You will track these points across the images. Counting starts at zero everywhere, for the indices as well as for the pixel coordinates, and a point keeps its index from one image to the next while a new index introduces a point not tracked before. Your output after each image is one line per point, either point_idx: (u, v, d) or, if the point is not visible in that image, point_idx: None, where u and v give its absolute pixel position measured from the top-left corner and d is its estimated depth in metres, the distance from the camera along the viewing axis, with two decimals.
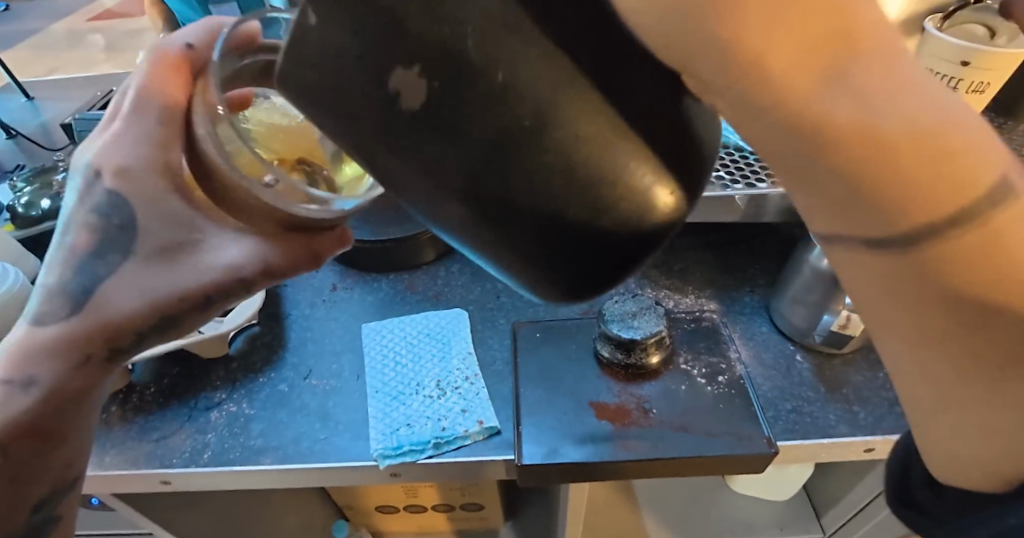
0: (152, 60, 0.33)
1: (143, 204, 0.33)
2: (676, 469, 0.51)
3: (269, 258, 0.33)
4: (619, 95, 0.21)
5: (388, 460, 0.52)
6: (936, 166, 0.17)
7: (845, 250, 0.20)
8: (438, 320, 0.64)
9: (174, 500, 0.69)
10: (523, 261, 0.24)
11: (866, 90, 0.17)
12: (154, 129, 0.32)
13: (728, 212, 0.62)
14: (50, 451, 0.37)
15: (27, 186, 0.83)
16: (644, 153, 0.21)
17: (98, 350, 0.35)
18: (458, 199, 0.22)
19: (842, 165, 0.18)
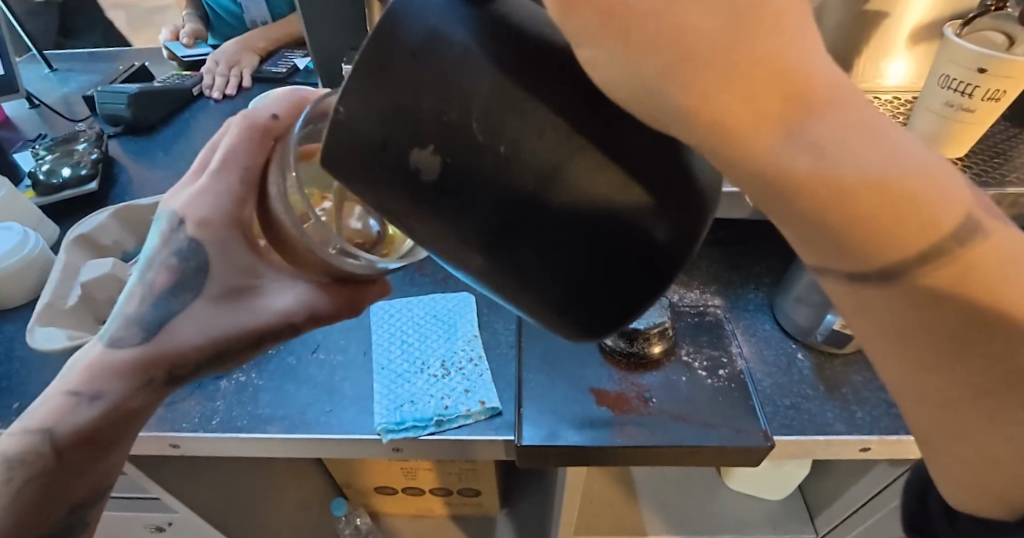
0: (240, 131, 0.34)
1: (216, 252, 0.35)
2: (672, 457, 0.52)
3: (318, 305, 0.37)
4: (615, 151, 0.24)
5: (391, 434, 0.53)
6: (897, 210, 0.21)
7: (834, 281, 0.24)
8: (445, 302, 0.65)
9: (181, 466, 0.71)
10: (538, 298, 0.26)
11: (825, 150, 0.20)
12: (236, 187, 0.35)
13: (737, 209, 0.62)
14: (100, 458, 0.41)
15: (50, 155, 0.85)
16: (649, 207, 0.25)
17: (159, 374, 0.38)
18: (482, 252, 0.25)
19: (817, 214, 0.22)
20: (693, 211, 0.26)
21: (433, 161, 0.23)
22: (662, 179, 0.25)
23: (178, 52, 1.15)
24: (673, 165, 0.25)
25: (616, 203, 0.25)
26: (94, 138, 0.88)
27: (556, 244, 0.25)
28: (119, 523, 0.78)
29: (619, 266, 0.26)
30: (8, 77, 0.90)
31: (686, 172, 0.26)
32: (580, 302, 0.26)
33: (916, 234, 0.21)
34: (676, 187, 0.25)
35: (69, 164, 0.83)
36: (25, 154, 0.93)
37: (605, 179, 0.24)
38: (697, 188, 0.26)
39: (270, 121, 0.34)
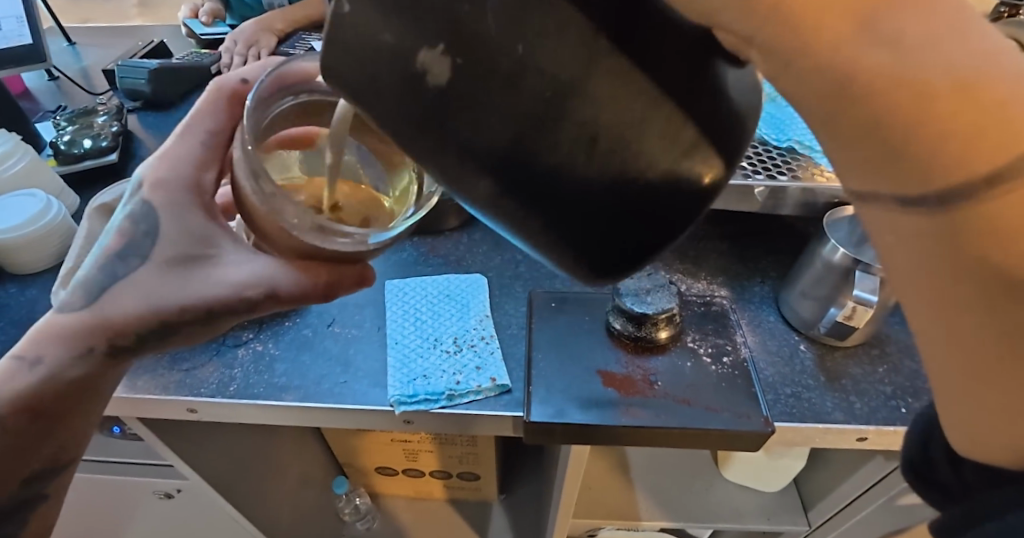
0: (215, 95, 0.43)
1: (166, 213, 0.40)
2: (675, 439, 0.54)
3: (276, 282, 0.38)
4: (652, 65, 0.25)
5: (403, 406, 0.55)
6: (977, 114, 0.21)
7: (880, 205, 0.25)
8: (459, 283, 0.66)
9: (194, 432, 0.73)
10: (550, 235, 0.29)
11: (903, 46, 0.21)
12: (200, 152, 0.42)
13: (745, 203, 0.63)
14: (55, 428, 0.42)
15: (71, 125, 0.87)
16: (682, 127, 0.26)
17: (100, 344, 0.39)
18: (491, 176, 0.27)
19: (885, 116, 0.23)
20: (722, 145, 0.27)
21: (443, 60, 0.26)
22: (690, 92, 0.26)
23: (197, 30, 1.14)
24: (705, 78, 0.26)
25: (644, 126, 0.26)
26: (114, 111, 0.89)
27: (573, 178, 0.27)
28: (128, 488, 0.80)
29: (634, 201, 0.28)
30: (35, 47, 0.92)
31: (717, 90, 0.26)
32: (586, 239, 0.29)
33: (987, 149, 0.21)
34: (703, 107, 0.26)
35: (90, 135, 0.84)
36: (47, 124, 0.94)
37: (638, 99, 0.25)
38: (729, 112, 0.27)
39: (238, 85, 0.43)
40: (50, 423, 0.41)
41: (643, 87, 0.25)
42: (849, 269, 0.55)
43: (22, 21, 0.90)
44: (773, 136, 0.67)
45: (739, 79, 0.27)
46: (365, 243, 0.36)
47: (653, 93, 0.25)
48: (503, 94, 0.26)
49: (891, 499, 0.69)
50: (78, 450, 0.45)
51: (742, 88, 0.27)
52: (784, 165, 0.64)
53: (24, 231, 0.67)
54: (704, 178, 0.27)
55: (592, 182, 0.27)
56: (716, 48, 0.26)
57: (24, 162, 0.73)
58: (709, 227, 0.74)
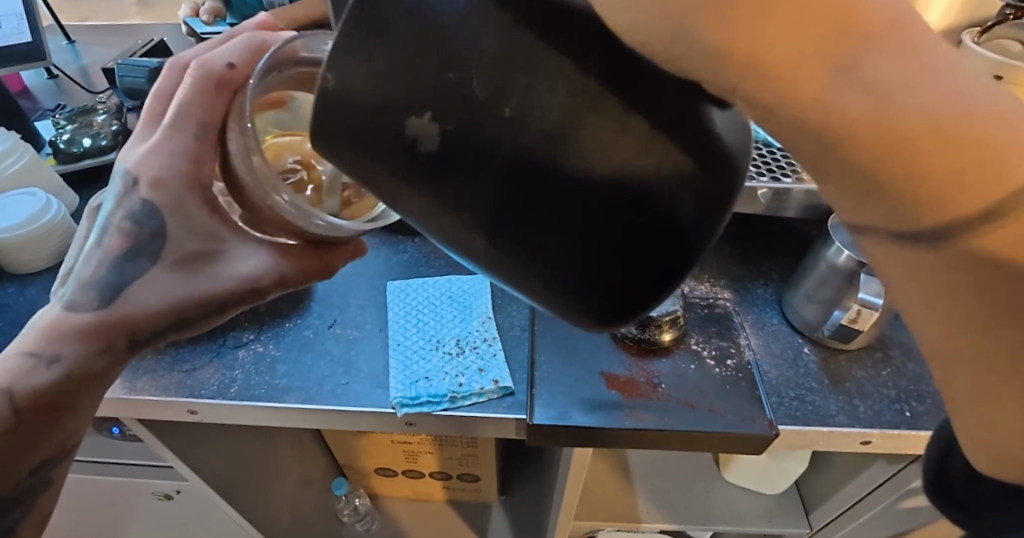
0: (194, 79, 0.35)
1: (170, 213, 0.38)
2: (679, 442, 0.53)
3: (284, 272, 0.39)
4: (645, 107, 0.24)
5: (406, 408, 0.55)
6: (955, 158, 0.21)
7: (872, 239, 0.25)
8: (460, 285, 0.66)
9: (193, 434, 0.72)
10: (547, 286, 0.27)
11: (886, 91, 0.21)
12: (189, 143, 0.37)
13: (749, 206, 0.64)
14: (55, 423, 0.42)
15: (71, 124, 0.86)
16: (676, 171, 0.25)
17: (120, 340, 0.40)
18: (484, 231, 0.25)
19: (865, 160, 0.22)
20: (728, 180, 0.25)
21: (431, 127, 0.24)
22: (682, 130, 0.24)
23: (197, 28, 1.11)
24: (695, 121, 0.24)
25: (635, 171, 0.24)
26: (114, 110, 0.89)
27: (573, 225, 0.25)
28: (127, 489, 0.79)
29: (633, 249, 0.26)
30: (35, 45, 0.91)
31: (709, 133, 0.25)
32: (583, 288, 0.27)
33: (969, 188, 0.21)
34: (697, 145, 0.25)
35: (90, 133, 0.84)
36: (47, 123, 0.94)
37: (630, 140, 0.24)
38: (723, 148, 0.25)
39: (226, 71, 0.36)
40: (62, 414, 0.42)
41: (635, 128, 0.24)
42: (854, 272, 0.55)
43: (22, 18, 0.89)
44: (777, 138, 0.66)
45: (726, 118, 0.26)
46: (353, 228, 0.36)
47: (646, 134, 0.24)
48: (495, 130, 0.23)
49: (894, 502, 0.69)
50: (79, 441, 0.45)
51: (732, 125, 0.26)
52: (788, 168, 0.64)
53: (24, 231, 0.67)
54: (704, 215, 0.26)
55: (591, 229, 0.25)
56: (699, 92, 0.24)
57: (23, 161, 0.72)
58: None
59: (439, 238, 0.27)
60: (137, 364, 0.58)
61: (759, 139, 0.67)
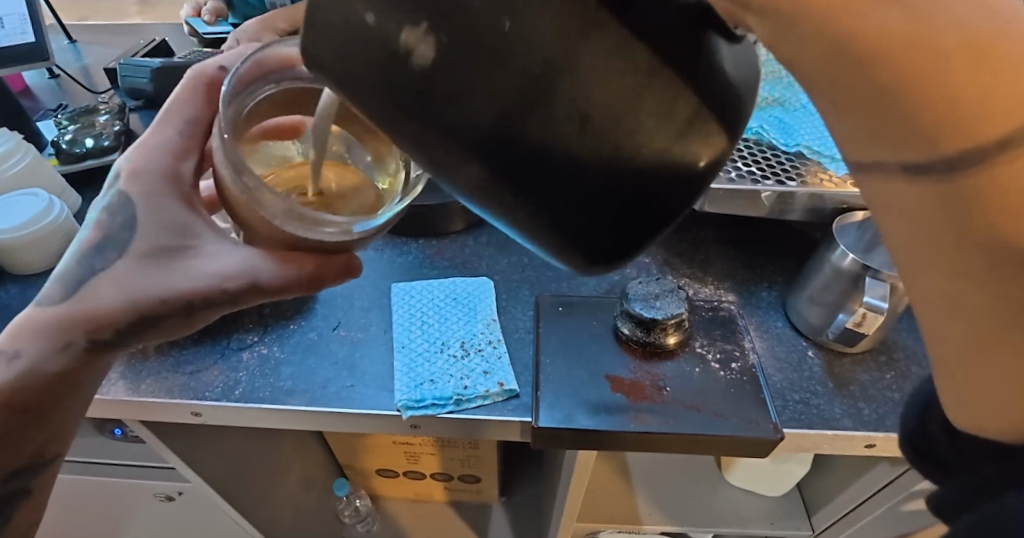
0: (190, 81, 0.42)
1: (144, 204, 0.39)
2: (683, 445, 0.53)
3: (258, 270, 0.38)
4: (659, 41, 0.24)
5: (410, 411, 0.55)
6: (990, 77, 0.21)
7: (879, 173, 0.24)
8: (465, 287, 0.66)
9: (196, 435, 0.72)
10: (544, 225, 0.28)
11: (920, 5, 0.21)
12: (174, 139, 0.41)
13: (751, 208, 0.63)
14: (31, 429, 0.40)
15: (73, 124, 0.85)
16: (676, 112, 0.25)
17: (78, 338, 0.38)
18: (477, 163, 0.26)
19: (891, 83, 0.22)
20: (720, 128, 0.26)
21: (426, 40, 0.24)
22: (689, 64, 0.24)
23: (198, 28, 1.10)
24: (702, 54, 0.25)
25: (639, 108, 0.24)
26: (116, 110, 0.88)
27: (569, 163, 0.25)
28: (129, 491, 0.79)
29: (626, 191, 0.26)
30: (37, 45, 0.91)
31: (712, 65, 0.25)
32: (576, 229, 0.27)
33: (1001, 107, 0.21)
34: (700, 79, 0.25)
35: (93, 133, 0.83)
36: (48, 123, 0.93)
37: (637, 69, 0.24)
38: (727, 86, 0.25)
39: (216, 73, 0.42)
40: (33, 418, 0.39)
41: (644, 56, 0.24)
42: (859, 275, 0.55)
43: (26, 18, 0.89)
44: (782, 141, 0.66)
45: (734, 52, 0.26)
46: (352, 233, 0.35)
47: (650, 63, 0.24)
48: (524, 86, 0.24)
49: (896, 506, 0.69)
50: (66, 442, 0.43)
51: (741, 63, 0.26)
52: (793, 171, 0.64)
53: (28, 231, 0.67)
54: (699, 162, 0.26)
55: (588, 165, 0.25)
56: (709, 19, 0.25)
57: (26, 161, 0.72)
58: (715, 230, 0.74)
59: (453, 188, 0.28)
60: (140, 365, 0.58)
61: (763, 141, 0.67)
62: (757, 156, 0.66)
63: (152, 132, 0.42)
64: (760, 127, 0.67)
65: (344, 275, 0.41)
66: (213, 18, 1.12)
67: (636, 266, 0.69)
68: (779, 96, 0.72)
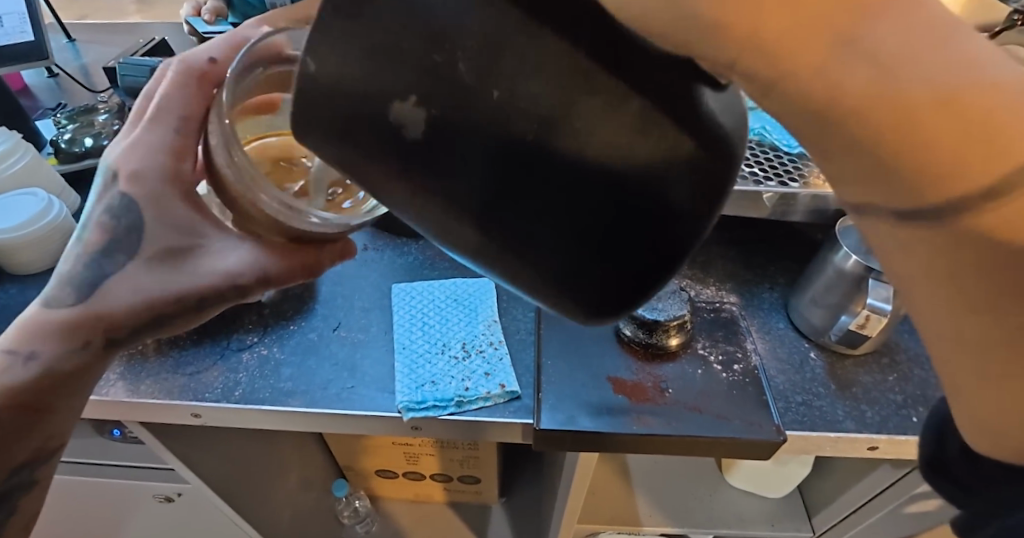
0: (179, 72, 0.39)
1: (149, 206, 0.38)
2: (685, 447, 0.53)
3: (267, 268, 0.38)
4: (636, 85, 0.22)
5: (412, 412, 0.54)
6: (966, 129, 0.19)
7: (876, 217, 0.23)
8: (466, 288, 0.66)
9: (195, 436, 0.72)
10: (538, 273, 0.26)
11: (888, 63, 0.19)
12: (172, 139, 0.39)
13: (755, 209, 0.63)
14: (36, 422, 0.40)
15: (72, 124, 0.84)
16: (665, 159, 0.23)
17: (97, 337, 0.39)
18: (473, 224, 0.25)
19: (866, 138, 0.21)
20: (721, 169, 0.24)
21: (416, 114, 0.23)
22: (673, 110, 0.22)
23: (199, 28, 1.09)
24: (687, 103, 0.23)
25: (627, 159, 0.23)
26: (115, 110, 0.86)
27: (562, 207, 0.24)
28: (128, 493, 0.79)
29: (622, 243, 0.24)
30: (37, 44, 0.90)
31: (700, 114, 0.23)
32: (572, 282, 0.25)
33: (980, 159, 0.20)
34: (693, 126, 0.23)
35: (92, 133, 0.83)
36: (48, 122, 0.93)
37: (625, 114, 0.22)
38: (720, 135, 0.23)
39: (207, 65, 0.40)
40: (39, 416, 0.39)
41: (630, 109, 0.22)
42: (861, 277, 0.55)
43: (25, 17, 0.89)
44: (784, 141, 0.66)
45: (722, 101, 0.24)
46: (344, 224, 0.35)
47: (642, 112, 0.22)
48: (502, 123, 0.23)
49: (899, 507, 0.68)
50: (66, 437, 0.43)
51: (729, 109, 0.24)
52: (796, 172, 0.64)
53: (25, 233, 0.66)
54: (698, 209, 0.24)
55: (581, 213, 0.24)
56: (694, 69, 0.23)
57: (25, 161, 0.72)
58: (717, 231, 0.74)
59: (434, 237, 0.26)
60: (140, 365, 0.58)
61: (766, 143, 0.67)
62: (760, 157, 0.66)
63: (144, 129, 0.39)
64: (762, 128, 0.67)
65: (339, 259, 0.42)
66: (212, 17, 1.11)
67: None
68: None
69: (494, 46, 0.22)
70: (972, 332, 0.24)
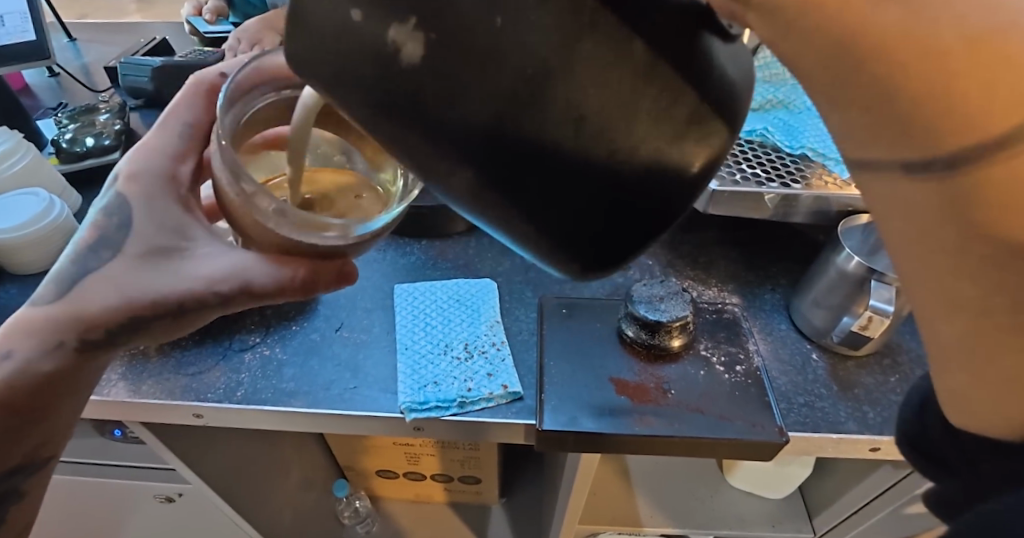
0: (190, 87, 0.42)
1: (140, 205, 0.39)
2: (690, 448, 0.53)
3: (249, 277, 0.37)
4: (653, 36, 0.23)
5: (414, 413, 0.54)
6: (988, 73, 0.20)
7: (884, 175, 0.24)
8: (469, 288, 0.66)
9: (196, 436, 0.72)
10: (543, 223, 0.26)
11: (916, 1, 0.21)
12: (175, 144, 0.41)
13: (756, 211, 0.63)
14: (35, 424, 0.39)
15: (73, 123, 0.84)
16: (671, 106, 0.24)
17: (70, 338, 0.38)
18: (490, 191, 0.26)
19: (887, 79, 0.22)
20: (725, 121, 0.25)
21: (415, 38, 0.23)
22: (683, 58, 0.24)
23: (199, 28, 1.09)
24: (697, 51, 0.24)
25: (636, 108, 0.24)
26: (117, 110, 0.87)
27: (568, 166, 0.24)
28: (129, 492, 0.79)
29: (625, 189, 0.25)
30: (38, 44, 0.90)
31: (708, 61, 0.25)
32: (575, 230, 0.26)
33: (1001, 106, 0.20)
34: (700, 76, 0.24)
35: (93, 133, 0.83)
36: (48, 122, 0.93)
37: (634, 59, 0.23)
38: (724, 82, 0.25)
39: (218, 80, 0.42)
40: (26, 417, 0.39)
41: (638, 55, 0.23)
42: (864, 278, 0.55)
43: (27, 17, 0.89)
44: (786, 142, 0.65)
45: (730, 51, 0.26)
46: (352, 237, 0.34)
47: (648, 61, 0.23)
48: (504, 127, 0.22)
49: (900, 508, 0.69)
50: (59, 445, 0.43)
51: (737, 61, 0.26)
52: (797, 173, 0.64)
53: (25, 232, 0.66)
54: (694, 164, 0.25)
55: (591, 159, 0.24)
56: (703, 20, 0.25)
57: (26, 160, 0.71)
58: (719, 232, 0.74)
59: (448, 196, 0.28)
60: (141, 366, 0.58)
61: (767, 144, 0.67)
62: (762, 158, 0.66)
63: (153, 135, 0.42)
64: (764, 129, 0.67)
65: (336, 283, 0.40)
66: (213, 17, 1.11)
67: (639, 268, 0.69)
68: (783, 99, 0.71)
69: None
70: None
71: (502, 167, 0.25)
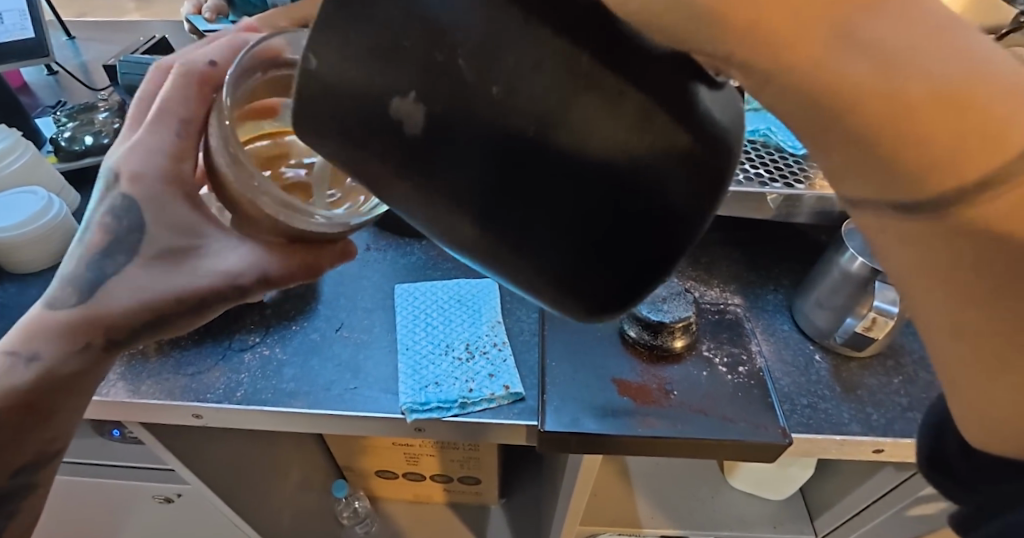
0: (179, 76, 0.38)
1: (151, 210, 0.38)
2: (695, 450, 0.53)
3: (267, 268, 0.38)
4: (636, 79, 0.21)
5: (415, 414, 0.54)
6: (963, 124, 0.19)
7: (872, 213, 0.23)
8: (470, 288, 0.65)
9: (195, 437, 0.72)
10: (535, 272, 0.25)
11: (887, 54, 0.19)
12: (172, 141, 0.38)
13: (760, 211, 0.63)
14: (38, 424, 0.39)
15: (72, 122, 0.84)
16: (662, 155, 0.22)
17: (97, 339, 0.38)
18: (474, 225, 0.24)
19: (865, 130, 0.20)
20: (726, 151, 0.23)
21: (417, 108, 0.22)
22: (673, 102, 0.22)
23: (199, 26, 1.09)
24: (686, 98, 0.22)
25: (626, 158, 0.22)
26: (116, 108, 0.86)
27: (563, 205, 0.23)
28: (128, 493, 0.78)
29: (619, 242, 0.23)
30: (37, 41, 0.90)
31: (699, 110, 0.22)
32: (570, 280, 0.24)
33: (977, 156, 0.19)
34: (694, 123, 0.22)
35: (92, 131, 0.82)
36: (47, 120, 0.93)
37: (619, 111, 0.21)
38: (714, 126, 0.23)
39: (207, 69, 0.38)
40: (38, 418, 0.39)
41: (624, 107, 0.21)
42: (867, 279, 0.55)
43: (25, 14, 0.89)
44: (789, 143, 0.65)
45: (718, 98, 0.24)
46: (344, 225, 0.35)
47: (643, 107, 0.21)
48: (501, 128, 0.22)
49: (902, 510, 0.67)
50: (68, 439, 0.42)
51: (723, 105, 0.24)
52: (801, 174, 0.64)
53: (21, 233, 0.66)
54: (707, 199, 0.23)
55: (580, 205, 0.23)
56: (693, 68, 0.23)
57: (24, 159, 0.71)
58: (721, 233, 0.73)
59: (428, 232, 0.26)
60: (140, 366, 0.57)
61: (771, 144, 0.67)
62: (765, 159, 0.65)
63: (143, 131, 0.39)
64: (768, 129, 0.67)
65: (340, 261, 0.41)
66: (213, 14, 1.11)
67: None
68: None
69: (504, 48, 0.21)
70: (986, 341, 0.23)
71: (490, 210, 0.23)
